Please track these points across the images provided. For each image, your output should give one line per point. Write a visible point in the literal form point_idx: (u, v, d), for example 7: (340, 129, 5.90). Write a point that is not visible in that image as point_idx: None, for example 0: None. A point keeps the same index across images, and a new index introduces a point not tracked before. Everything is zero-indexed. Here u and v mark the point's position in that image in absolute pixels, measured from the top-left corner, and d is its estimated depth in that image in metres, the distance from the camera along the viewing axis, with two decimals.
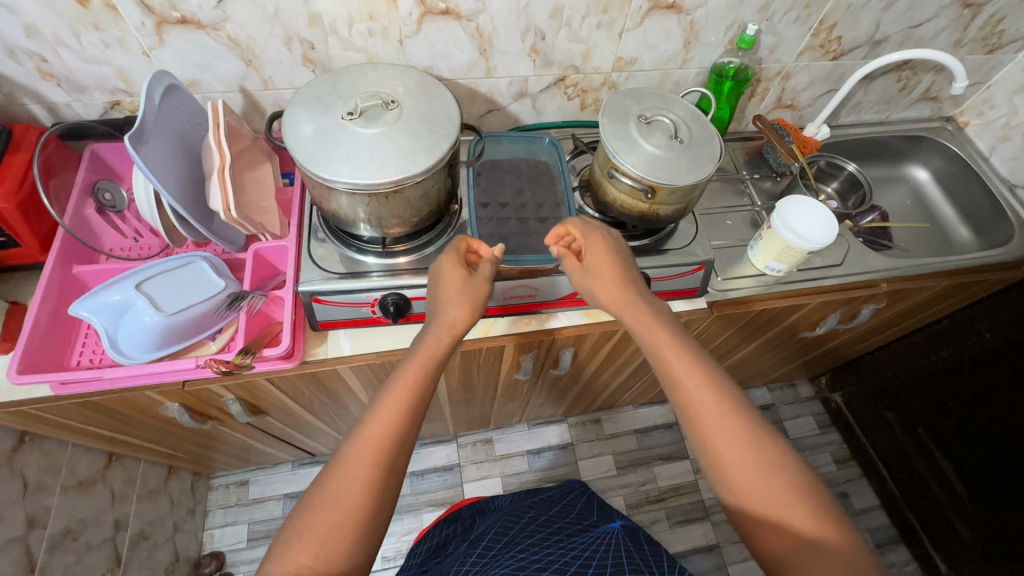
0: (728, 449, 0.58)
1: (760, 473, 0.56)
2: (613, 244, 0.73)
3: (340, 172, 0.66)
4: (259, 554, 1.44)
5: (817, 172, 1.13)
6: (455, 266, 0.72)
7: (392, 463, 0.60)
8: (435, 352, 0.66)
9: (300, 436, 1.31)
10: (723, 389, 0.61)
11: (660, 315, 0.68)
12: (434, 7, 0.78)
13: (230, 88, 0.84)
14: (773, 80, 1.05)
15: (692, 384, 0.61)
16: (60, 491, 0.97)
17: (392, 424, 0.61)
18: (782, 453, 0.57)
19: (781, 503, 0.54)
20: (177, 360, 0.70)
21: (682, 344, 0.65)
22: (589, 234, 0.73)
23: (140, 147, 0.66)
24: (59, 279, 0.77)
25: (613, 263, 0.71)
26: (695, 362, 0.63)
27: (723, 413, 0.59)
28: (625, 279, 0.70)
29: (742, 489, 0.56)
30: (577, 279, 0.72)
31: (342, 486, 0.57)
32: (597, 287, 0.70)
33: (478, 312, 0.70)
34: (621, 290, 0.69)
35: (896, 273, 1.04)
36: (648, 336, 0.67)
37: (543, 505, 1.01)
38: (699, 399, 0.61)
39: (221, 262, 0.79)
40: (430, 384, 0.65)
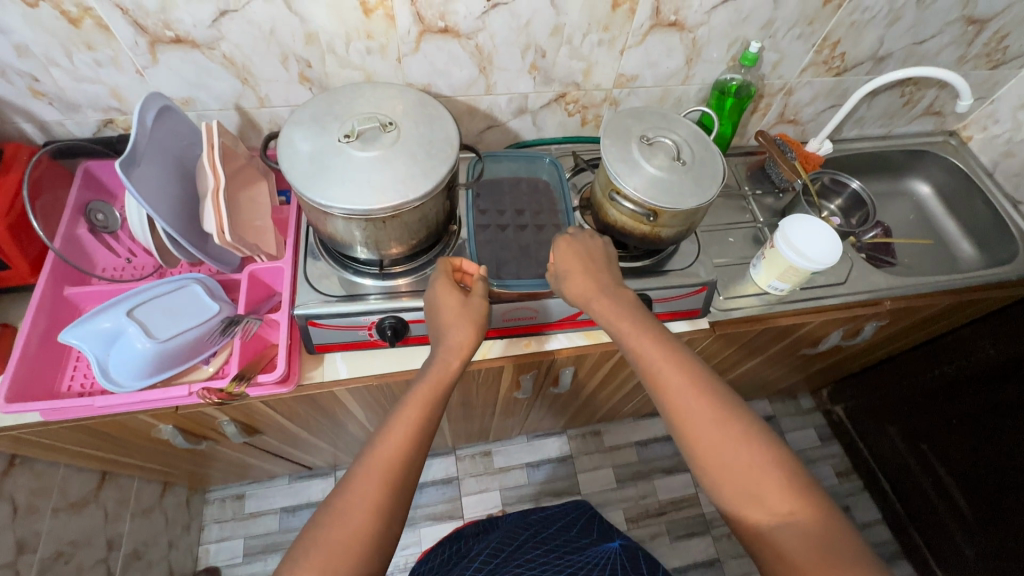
0: (706, 437, 0.57)
1: (739, 457, 0.56)
2: (577, 245, 0.72)
3: (336, 197, 0.65)
4: (255, 570, 1.42)
5: (820, 190, 1.11)
6: (450, 291, 0.70)
7: (401, 484, 0.58)
8: (443, 377, 0.65)
9: (296, 452, 1.30)
10: (699, 378, 0.61)
11: (632, 307, 0.68)
12: (433, 26, 0.77)
13: (225, 106, 0.82)
14: (776, 95, 1.04)
15: (659, 369, 0.62)
16: (52, 514, 0.96)
17: (402, 445, 0.59)
18: (761, 437, 0.57)
19: (753, 475, 0.54)
20: (170, 388, 0.69)
21: (656, 335, 0.65)
22: (560, 244, 0.72)
23: (131, 171, 0.65)
24: (50, 302, 0.76)
25: (581, 262, 0.70)
26: (668, 352, 0.63)
27: (697, 401, 0.59)
28: (592, 273, 0.70)
29: (721, 475, 0.56)
30: (552, 285, 0.73)
31: (350, 507, 0.55)
32: (568, 285, 0.70)
33: (482, 332, 0.69)
34: (592, 284, 0.69)
35: (899, 291, 1.03)
36: (618, 329, 0.66)
37: (541, 524, 1.00)
38: (675, 390, 0.60)
39: (215, 284, 0.77)
40: (442, 403, 0.64)
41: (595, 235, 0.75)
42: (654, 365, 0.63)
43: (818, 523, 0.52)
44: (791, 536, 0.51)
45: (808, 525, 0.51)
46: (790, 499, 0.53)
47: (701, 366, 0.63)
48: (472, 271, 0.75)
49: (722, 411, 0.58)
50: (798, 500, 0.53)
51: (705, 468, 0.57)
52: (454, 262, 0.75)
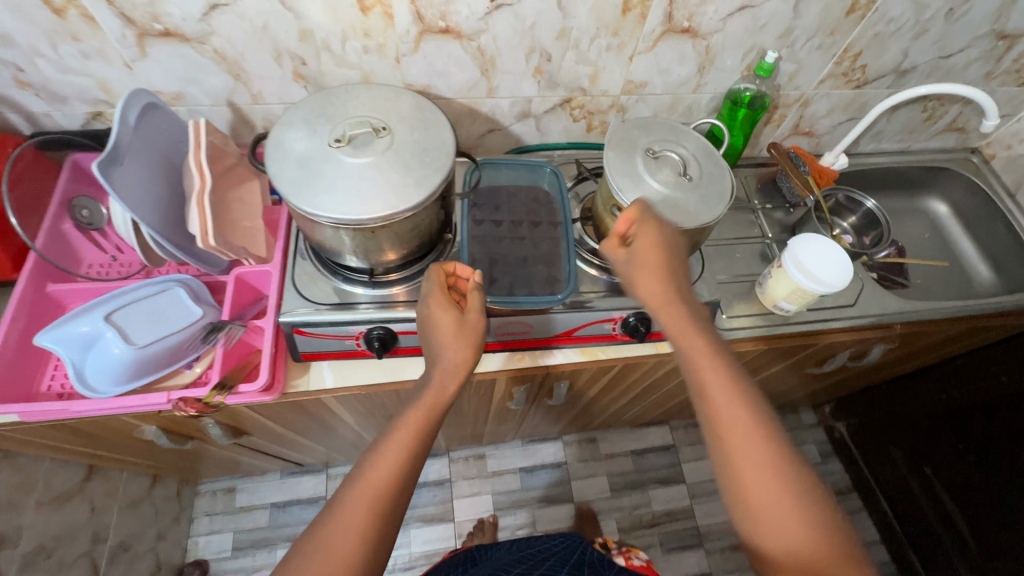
0: (756, 477, 0.53)
1: (785, 505, 0.51)
2: (666, 235, 0.64)
3: (324, 206, 0.62)
4: (243, 564, 1.41)
5: (833, 207, 1.06)
6: (446, 309, 0.66)
7: (389, 514, 0.54)
8: (439, 399, 0.62)
9: (286, 450, 1.28)
10: (758, 411, 0.55)
11: (698, 319, 0.61)
12: (433, 26, 0.74)
13: (217, 102, 0.80)
14: (791, 106, 0.99)
15: (725, 401, 0.56)
16: (35, 508, 0.95)
17: (392, 471, 0.56)
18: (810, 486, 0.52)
19: (803, 537, 0.50)
20: (148, 395, 0.67)
21: (719, 353, 0.59)
22: (643, 234, 0.65)
23: (110, 171, 0.62)
24: (31, 299, 0.74)
25: (660, 257, 0.63)
26: (737, 383, 0.56)
27: (754, 436, 0.54)
28: (670, 275, 0.63)
29: (765, 520, 0.51)
30: (620, 271, 0.66)
31: (335, 537, 0.52)
32: (639, 282, 0.64)
33: (478, 352, 0.65)
34: (662, 287, 0.62)
35: (910, 315, 0.99)
36: (682, 340, 0.60)
37: (533, 559, 0.90)
38: (731, 420, 0.55)
39: (200, 287, 0.75)
40: (436, 427, 0.61)
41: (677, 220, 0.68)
42: (712, 387, 0.57)
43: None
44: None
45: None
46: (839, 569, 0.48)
47: (761, 396, 0.57)
48: (464, 274, 0.70)
49: (777, 451, 0.53)
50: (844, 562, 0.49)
51: (747, 508, 0.52)
52: (444, 268, 0.70)
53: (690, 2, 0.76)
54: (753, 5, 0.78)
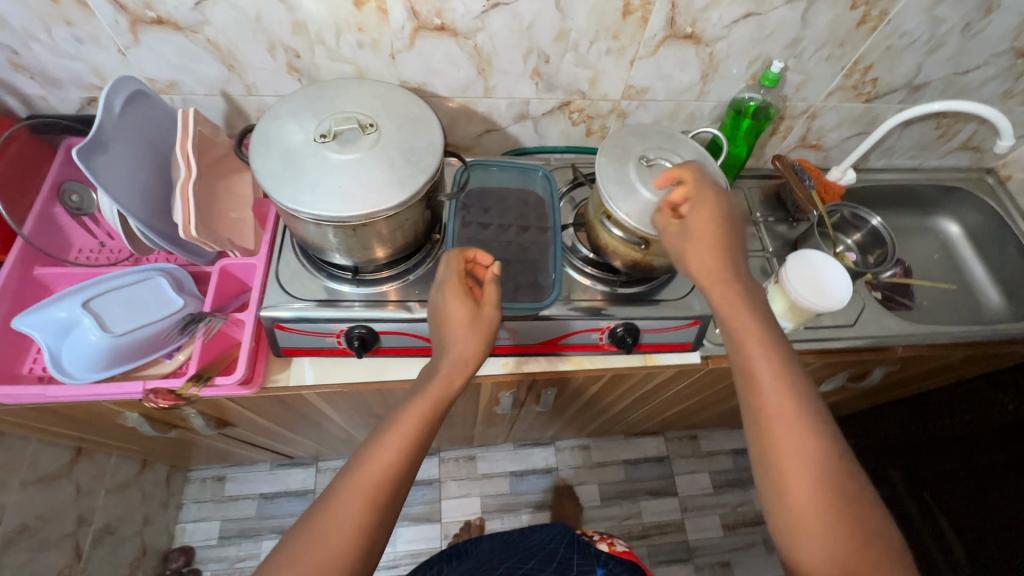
0: (801, 477, 0.50)
1: (827, 510, 0.49)
2: (724, 211, 0.61)
3: (304, 201, 0.61)
4: (228, 553, 1.42)
5: (839, 223, 1.02)
6: (460, 299, 0.63)
7: (387, 505, 0.53)
8: (446, 390, 0.59)
9: (274, 442, 1.28)
10: (810, 408, 0.52)
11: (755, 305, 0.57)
12: (429, 22, 0.72)
13: (211, 92, 0.79)
14: (798, 118, 0.97)
15: (775, 397, 0.52)
16: (20, 488, 0.96)
17: (393, 462, 0.54)
18: (854, 494, 0.50)
19: (845, 543, 0.48)
20: (123, 384, 0.67)
21: (774, 343, 0.55)
22: (700, 207, 0.62)
23: (90, 159, 0.63)
24: (17, 281, 0.74)
25: (717, 235, 0.60)
26: (787, 378, 0.53)
27: (804, 435, 0.51)
28: (727, 255, 0.59)
29: (804, 523, 0.49)
30: (671, 246, 0.63)
31: (332, 525, 0.50)
32: (690, 258, 0.60)
33: (489, 344, 0.62)
34: (718, 269, 0.59)
35: (912, 338, 0.96)
36: (738, 325, 0.56)
37: (518, 552, 0.89)
38: (782, 417, 0.52)
39: (183, 276, 0.75)
40: (440, 419, 0.59)
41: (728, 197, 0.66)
42: (763, 380, 0.53)
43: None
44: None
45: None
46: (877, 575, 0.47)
47: (814, 391, 0.54)
48: (485, 263, 0.68)
49: (826, 453, 0.50)
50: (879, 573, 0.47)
51: (786, 506, 0.50)
52: (464, 254, 0.67)
53: (693, 8, 0.74)
54: (759, 13, 0.76)
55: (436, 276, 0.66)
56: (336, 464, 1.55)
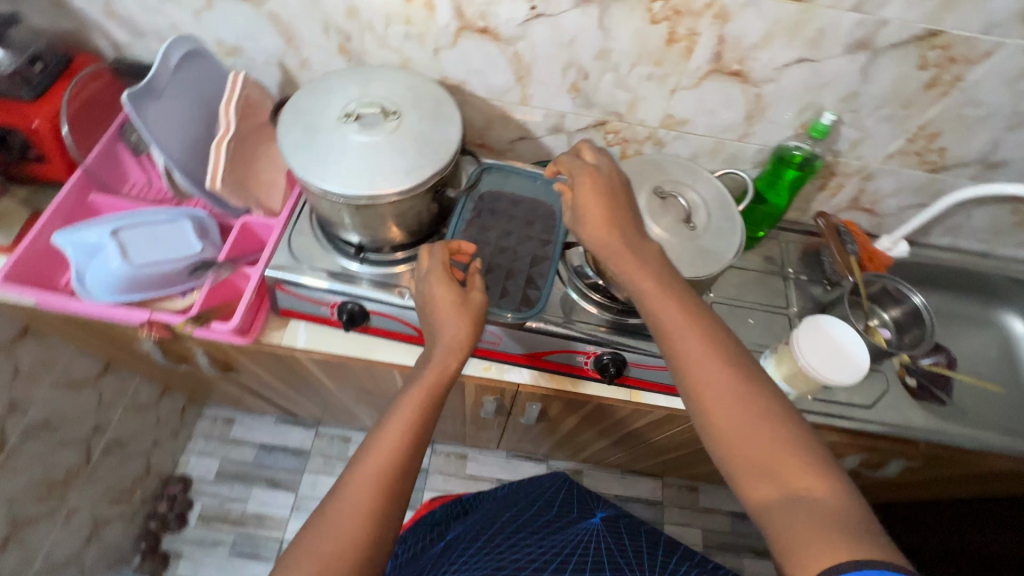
0: (721, 400, 0.51)
1: (743, 418, 0.49)
2: (604, 177, 0.63)
3: (313, 173, 0.64)
4: (220, 492, 1.49)
5: (877, 293, 0.94)
6: (444, 283, 0.63)
7: (394, 493, 0.53)
8: (440, 376, 0.60)
9: (277, 397, 1.34)
10: (713, 337, 0.54)
11: (650, 258, 0.60)
12: (473, 24, 0.74)
13: (270, 61, 0.85)
14: (851, 177, 0.91)
15: (678, 335, 0.55)
16: (49, 386, 1.06)
17: (395, 449, 0.54)
18: (775, 408, 0.50)
19: (769, 448, 0.47)
20: (133, 311, 0.74)
21: (673, 288, 0.58)
22: (581, 180, 0.63)
23: (141, 102, 0.71)
24: (73, 202, 0.83)
25: (602, 200, 0.61)
26: (685, 314, 0.55)
27: (710, 361, 0.52)
28: (617, 219, 0.61)
29: (732, 444, 0.49)
30: (569, 225, 0.64)
31: (339, 519, 0.50)
32: (586, 230, 0.61)
33: (480, 329, 0.63)
34: (613, 231, 0.60)
35: (941, 437, 0.87)
36: (634, 276, 0.59)
37: (522, 500, 0.93)
38: (685, 349, 0.54)
39: (210, 225, 0.84)
40: (439, 406, 0.59)
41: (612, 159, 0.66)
42: (669, 321, 0.55)
43: (837, 503, 0.43)
44: (800, 511, 0.43)
45: (834, 508, 0.43)
46: (810, 475, 0.45)
47: (717, 322, 0.56)
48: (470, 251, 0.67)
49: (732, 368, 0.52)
50: (817, 477, 0.45)
51: (710, 430, 0.51)
52: (449, 245, 0.66)
53: (742, 44, 0.72)
54: (814, 59, 0.72)
55: (421, 266, 0.66)
56: (334, 433, 1.59)
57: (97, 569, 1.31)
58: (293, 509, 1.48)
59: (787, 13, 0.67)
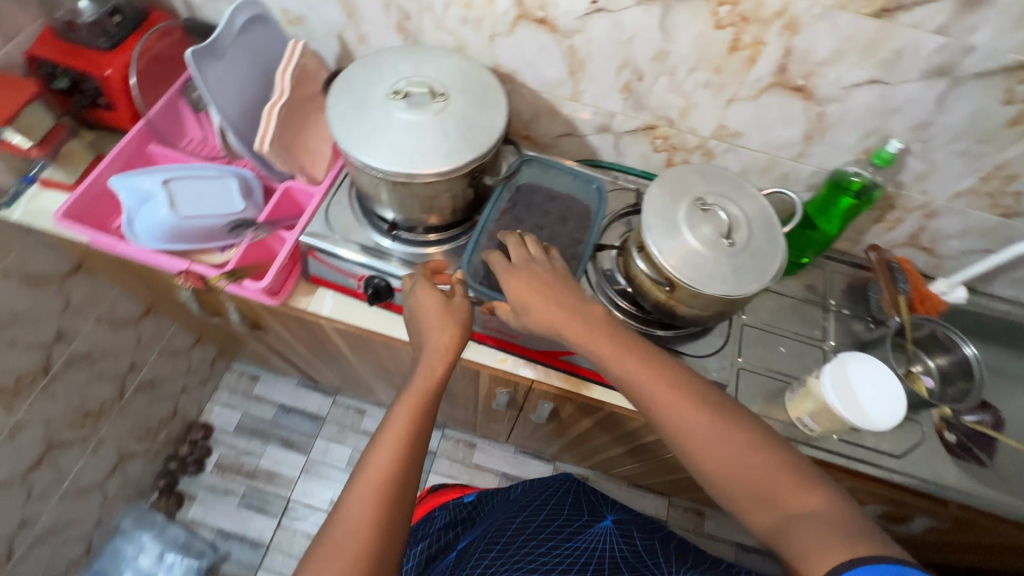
0: (708, 444, 0.55)
1: (727, 451, 0.54)
2: (539, 270, 0.64)
3: (356, 146, 0.65)
4: (237, 444, 1.55)
5: (924, 338, 0.87)
6: (432, 293, 0.68)
7: (397, 502, 0.56)
8: (430, 382, 0.63)
9: (301, 362, 1.38)
10: (680, 380, 0.59)
11: (602, 324, 0.62)
12: (531, 13, 0.74)
13: (330, 33, 0.86)
14: (911, 211, 0.85)
15: (649, 385, 0.59)
16: (93, 321, 1.13)
17: (392, 459, 0.57)
18: (757, 437, 0.55)
19: (755, 471, 0.53)
20: (173, 260, 0.77)
21: (636, 348, 0.61)
22: (504, 276, 0.64)
23: (204, 61, 0.74)
24: (133, 150, 0.88)
25: (541, 292, 0.63)
26: (648, 365, 0.60)
27: (689, 412, 0.56)
28: (560, 303, 0.62)
29: (728, 479, 0.54)
30: (517, 324, 0.65)
31: (347, 532, 0.53)
32: (532, 317, 0.63)
33: (466, 333, 0.67)
34: (556, 313, 0.62)
35: (974, 500, 0.81)
36: (593, 344, 0.61)
37: (531, 503, 0.93)
38: (656, 397, 0.58)
39: (254, 185, 0.87)
40: (432, 412, 0.63)
41: (537, 245, 0.67)
42: (637, 378, 0.59)
43: (829, 509, 0.49)
44: (800, 526, 0.48)
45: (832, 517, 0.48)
46: (796, 492, 0.51)
47: (678, 365, 0.61)
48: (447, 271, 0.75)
49: (704, 407, 0.57)
50: (802, 491, 0.51)
51: (700, 467, 0.55)
52: (427, 266, 0.74)
53: (809, 59, 0.68)
54: (886, 81, 0.68)
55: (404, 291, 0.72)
56: (351, 403, 1.63)
57: (117, 499, 1.38)
58: (303, 471, 1.52)
59: (863, 30, 0.63)
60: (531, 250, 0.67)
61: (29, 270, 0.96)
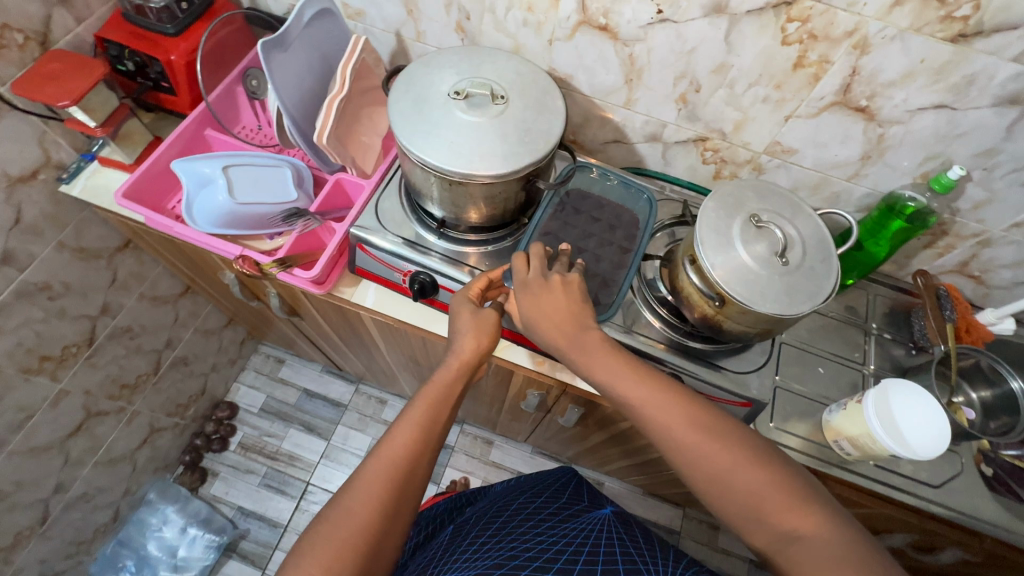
0: (701, 463, 0.54)
1: (730, 472, 0.52)
2: (559, 295, 0.65)
3: (417, 143, 0.65)
4: (262, 425, 1.58)
5: (968, 369, 0.86)
6: (467, 303, 0.69)
7: (406, 486, 0.57)
8: (443, 381, 0.64)
9: (329, 348, 1.40)
10: (683, 400, 0.58)
11: (600, 347, 0.63)
12: (594, 20, 0.74)
13: (388, 29, 0.87)
14: (965, 239, 0.84)
15: (650, 407, 0.58)
16: (137, 296, 1.16)
17: (403, 449, 0.58)
18: (754, 455, 0.53)
19: (758, 493, 0.51)
20: (226, 244, 0.80)
21: (633, 368, 0.61)
22: (520, 296, 0.65)
23: (272, 52, 0.75)
24: (191, 133, 0.91)
25: (556, 307, 0.64)
26: (649, 388, 0.59)
27: (681, 432, 0.55)
28: (571, 323, 0.64)
29: (721, 498, 0.53)
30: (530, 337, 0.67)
31: (355, 505, 0.53)
32: (542, 334, 0.64)
33: (488, 345, 0.68)
34: (560, 335, 0.63)
35: (1010, 536, 0.80)
36: (590, 366, 0.62)
37: (531, 490, 0.94)
38: (657, 418, 0.57)
39: (305, 177, 0.89)
40: (449, 412, 0.64)
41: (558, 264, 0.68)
42: (637, 400, 0.59)
43: (830, 535, 0.47)
44: (800, 551, 0.47)
45: (826, 541, 0.47)
46: (799, 517, 0.49)
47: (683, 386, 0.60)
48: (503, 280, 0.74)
49: (707, 427, 0.55)
50: (807, 518, 0.48)
51: (703, 487, 0.54)
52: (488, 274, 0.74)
53: (876, 80, 0.67)
54: (954, 106, 0.67)
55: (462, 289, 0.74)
56: (373, 392, 1.66)
57: (145, 470, 1.42)
58: (323, 456, 1.55)
59: (937, 54, 0.62)
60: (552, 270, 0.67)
61: (83, 244, 0.99)
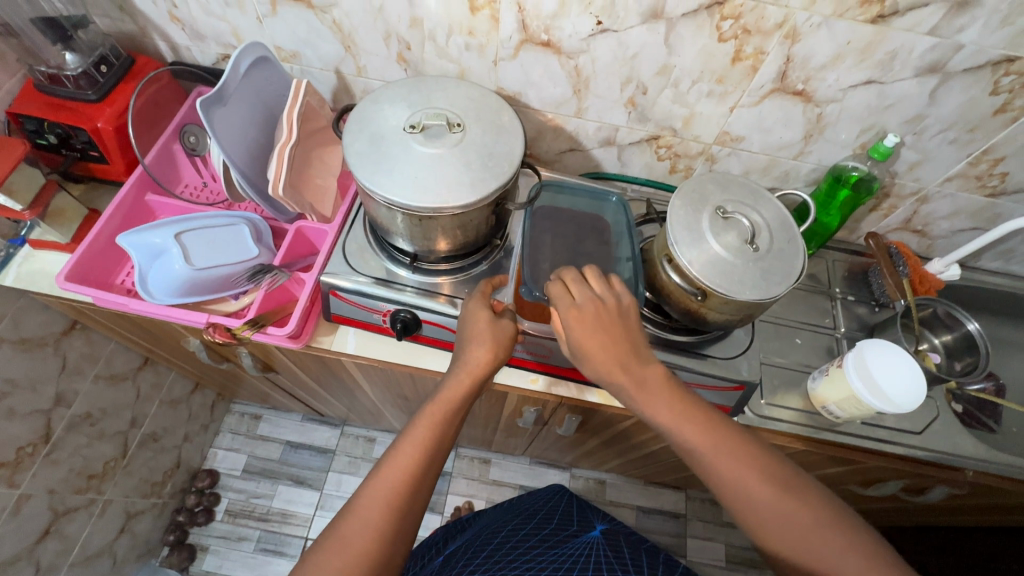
0: (769, 516, 0.53)
1: (798, 527, 0.52)
2: (607, 309, 0.59)
3: (380, 183, 0.63)
4: (248, 487, 1.50)
5: (928, 319, 0.93)
6: (483, 309, 0.67)
7: (406, 504, 0.54)
8: (456, 396, 0.61)
9: (310, 396, 1.35)
10: (745, 447, 0.56)
11: (662, 385, 0.59)
12: (536, 37, 0.74)
13: (327, 67, 0.85)
14: (906, 198, 0.90)
15: (716, 456, 0.56)
16: (92, 379, 1.08)
17: (408, 471, 0.56)
18: (828, 512, 0.52)
19: (831, 552, 0.50)
20: (191, 313, 0.76)
21: (695, 410, 0.59)
22: (569, 318, 0.59)
23: (213, 107, 0.72)
24: (131, 200, 0.85)
25: (602, 334, 0.58)
26: (712, 433, 0.57)
27: (750, 480, 0.54)
28: (620, 347, 0.59)
29: (781, 548, 0.52)
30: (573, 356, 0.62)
31: (355, 532, 0.52)
32: (592, 365, 0.60)
33: (501, 354, 0.65)
34: (616, 366, 0.59)
35: (988, 466, 0.86)
36: (652, 407, 0.59)
37: (523, 515, 0.94)
38: (725, 467, 0.55)
39: (263, 229, 0.86)
40: (456, 425, 0.61)
41: (599, 278, 0.61)
42: (698, 447, 0.57)
43: None
44: None
45: None
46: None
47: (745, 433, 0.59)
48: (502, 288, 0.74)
49: (775, 478, 0.54)
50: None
51: (763, 536, 0.53)
52: (491, 280, 0.73)
53: (809, 65, 0.71)
54: (881, 81, 0.71)
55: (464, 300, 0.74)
56: (360, 432, 1.61)
57: (127, 560, 1.32)
58: (317, 507, 1.49)
59: (861, 35, 0.66)
60: (595, 288, 0.60)
61: (23, 334, 0.92)
